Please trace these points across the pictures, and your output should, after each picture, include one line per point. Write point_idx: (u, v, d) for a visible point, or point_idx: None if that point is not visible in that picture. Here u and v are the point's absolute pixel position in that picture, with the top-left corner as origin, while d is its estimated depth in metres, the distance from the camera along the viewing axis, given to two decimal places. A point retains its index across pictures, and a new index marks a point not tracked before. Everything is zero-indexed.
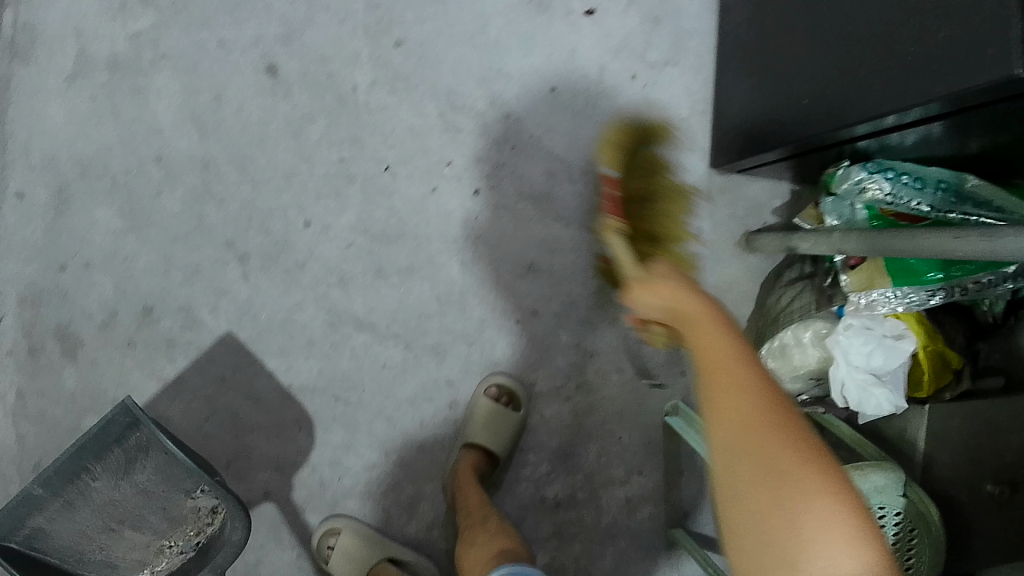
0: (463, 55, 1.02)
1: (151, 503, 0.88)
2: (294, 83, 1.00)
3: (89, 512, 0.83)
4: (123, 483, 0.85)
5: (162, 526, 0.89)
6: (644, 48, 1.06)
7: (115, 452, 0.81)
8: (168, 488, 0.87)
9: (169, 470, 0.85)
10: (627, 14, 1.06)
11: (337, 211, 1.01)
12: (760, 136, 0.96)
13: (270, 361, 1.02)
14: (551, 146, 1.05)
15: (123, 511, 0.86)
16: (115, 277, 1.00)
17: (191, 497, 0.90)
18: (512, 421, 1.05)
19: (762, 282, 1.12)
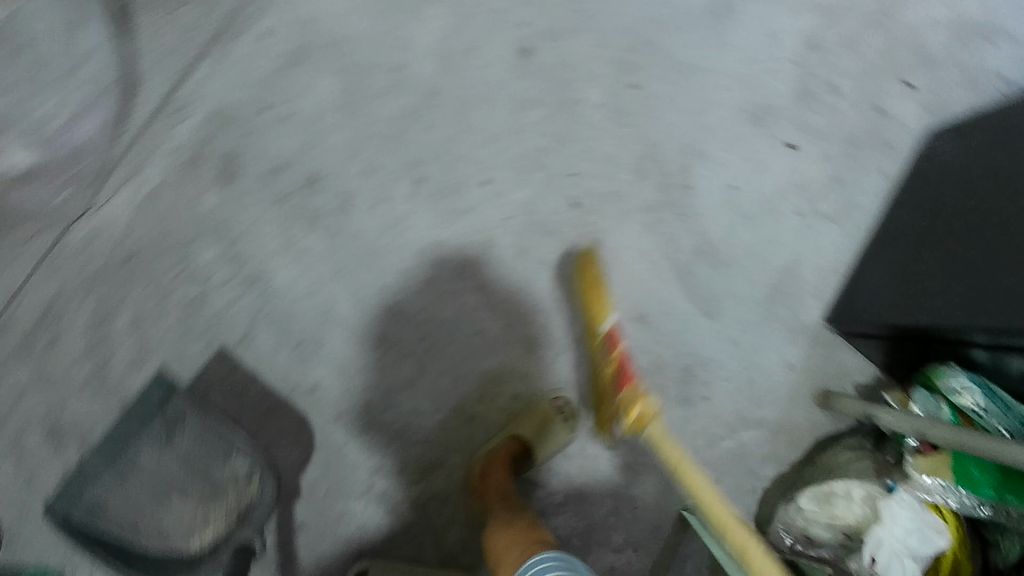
0: (677, 122, 1.13)
1: (199, 465, 1.00)
2: (540, 69, 1.09)
3: (143, 483, 0.99)
4: (166, 451, 1.00)
5: (204, 493, 1.00)
6: (818, 198, 1.19)
7: (156, 421, 1.01)
8: (205, 456, 1.00)
9: (207, 437, 1.00)
10: (819, 165, 1.19)
11: (515, 186, 1.09)
12: (884, 308, 1.07)
13: (388, 277, 1.08)
14: (709, 230, 1.14)
15: (172, 480, 1.00)
16: (303, 139, 1.07)
17: (225, 463, 1.01)
18: (561, 437, 1.09)
19: (818, 440, 1.20)
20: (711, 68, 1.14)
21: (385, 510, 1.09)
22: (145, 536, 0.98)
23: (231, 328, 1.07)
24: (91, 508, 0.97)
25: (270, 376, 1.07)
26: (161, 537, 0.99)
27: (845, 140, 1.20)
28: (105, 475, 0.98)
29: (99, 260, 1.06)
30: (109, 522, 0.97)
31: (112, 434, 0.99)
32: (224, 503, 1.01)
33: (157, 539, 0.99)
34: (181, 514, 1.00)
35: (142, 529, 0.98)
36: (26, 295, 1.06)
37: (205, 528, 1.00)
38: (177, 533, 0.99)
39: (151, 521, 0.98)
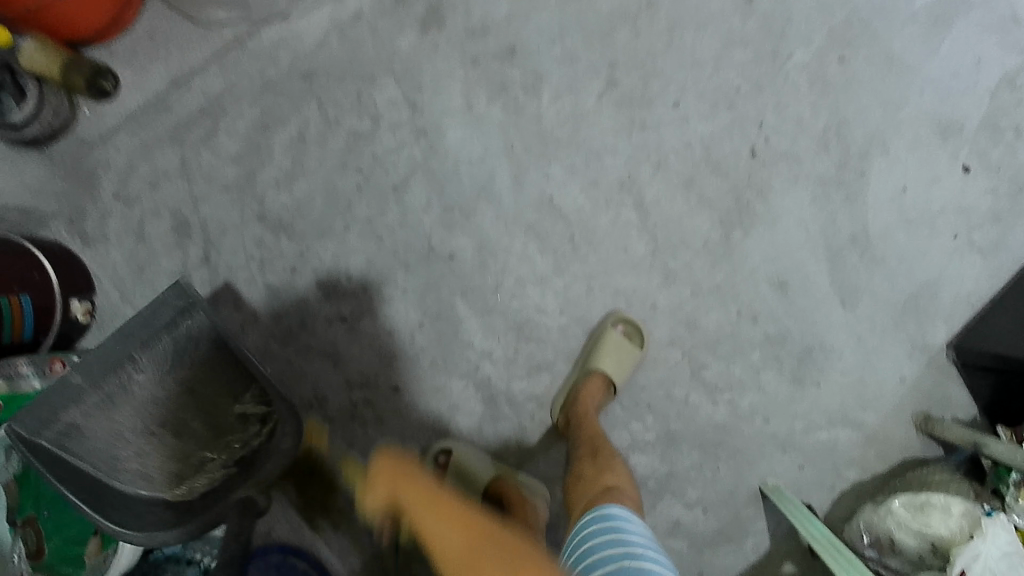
0: (868, 107, 1.13)
1: (206, 399, 0.88)
2: (757, 13, 1.10)
3: (133, 411, 0.83)
4: (167, 378, 0.85)
5: (205, 433, 0.88)
6: (977, 225, 1.16)
7: (163, 342, 0.84)
8: (216, 392, 0.88)
9: (219, 370, 0.88)
10: (989, 192, 1.16)
11: (703, 118, 1.08)
12: (1009, 345, 1.05)
13: (553, 169, 1.06)
14: (869, 220, 1.13)
15: (167, 413, 0.86)
16: (512, 9, 1.06)
17: (238, 401, 0.89)
18: (635, 358, 1.05)
19: (906, 459, 1.15)
20: (915, 68, 1.15)
21: (481, 397, 1.05)
22: (125, 473, 0.83)
23: (387, 173, 1.04)
24: (65, 431, 0.79)
25: (412, 231, 1.04)
26: (142, 481, 0.84)
27: (1013, 182, 1.16)
28: (96, 379, 0.81)
29: (279, 68, 1.03)
30: (83, 453, 0.80)
31: (116, 337, 0.81)
32: (224, 447, 0.88)
33: (139, 484, 0.83)
34: (169, 453, 0.86)
35: (122, 464, 0.83)
36: (196, 81, 1.02)
37: (198, 476, 0.86)
38: (160, 476, 0.85)
39: (131, 456, 0.83)
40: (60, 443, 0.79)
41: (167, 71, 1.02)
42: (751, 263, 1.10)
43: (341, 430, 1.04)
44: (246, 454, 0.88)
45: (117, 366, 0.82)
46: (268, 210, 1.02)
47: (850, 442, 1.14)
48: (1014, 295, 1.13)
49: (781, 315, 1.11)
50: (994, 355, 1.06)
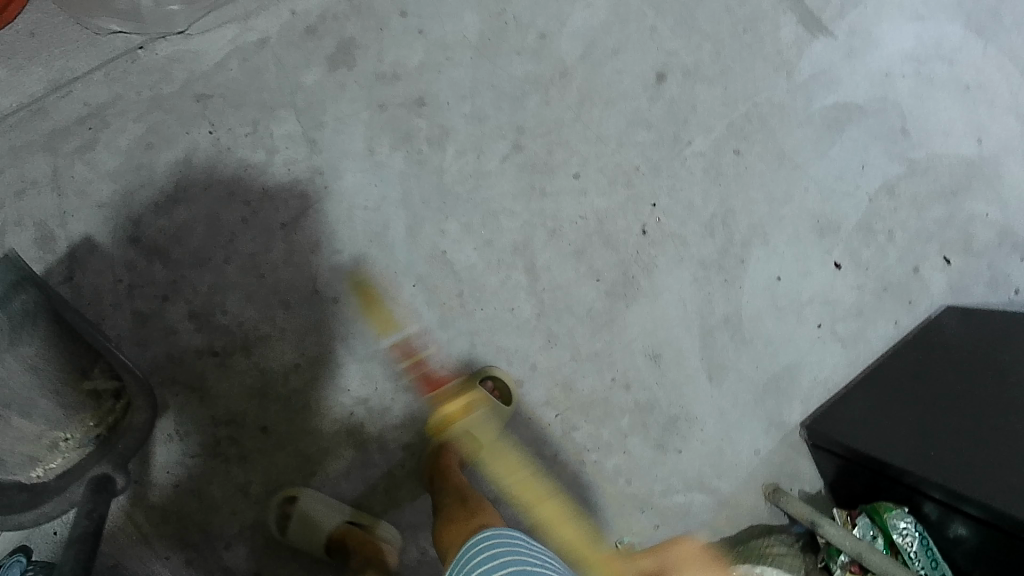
0: (756, 199, 1.20)
1: (56, 381, 0.90)
2: (665, 98, 1.14)
3: None
4: (8, 356, 0.86)
5: (54, 414, 0.91)
6: (839, 318, 1.26)
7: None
8: (59, 371, 0.90)
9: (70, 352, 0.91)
10: (853, 289, 1.27)
11: (602, 192, 1.12)
12: (850, 432, 1.14)
13: (450, 224, 1.07)
14: (744, 303, 1.21)
15: (12, 393, 0.87)
16: (425, 60, 1.05)
17: (87, 380, 0.93)
18: (501, 413, 1.10)
19: (752, 527, 1.22)
20: (803, 168, 1.23)
21: (352, 441, 1.06)
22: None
23: (276, 209, 1.01)
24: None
25: (297, 270, 1.02)
26: None
27: (879, 282, 1.28)
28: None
29: (170, 85, 0.98)
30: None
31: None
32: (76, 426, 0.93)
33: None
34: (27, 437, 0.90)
35: None
36: (77, 88, 0.96)
37: (53, 455, 0.92)
38: (14, 459, 0.90)
39: None
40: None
41: (46, 76, 0.96)
42: (630, 333, 1.15)
43: (201, 463, 1.02)
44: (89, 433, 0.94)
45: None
46: (144, 232, 0.98)
47: (701, 505, 1.21)
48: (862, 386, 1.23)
49: (651, 384, 1.17)
50: (841, 444, 1.14)
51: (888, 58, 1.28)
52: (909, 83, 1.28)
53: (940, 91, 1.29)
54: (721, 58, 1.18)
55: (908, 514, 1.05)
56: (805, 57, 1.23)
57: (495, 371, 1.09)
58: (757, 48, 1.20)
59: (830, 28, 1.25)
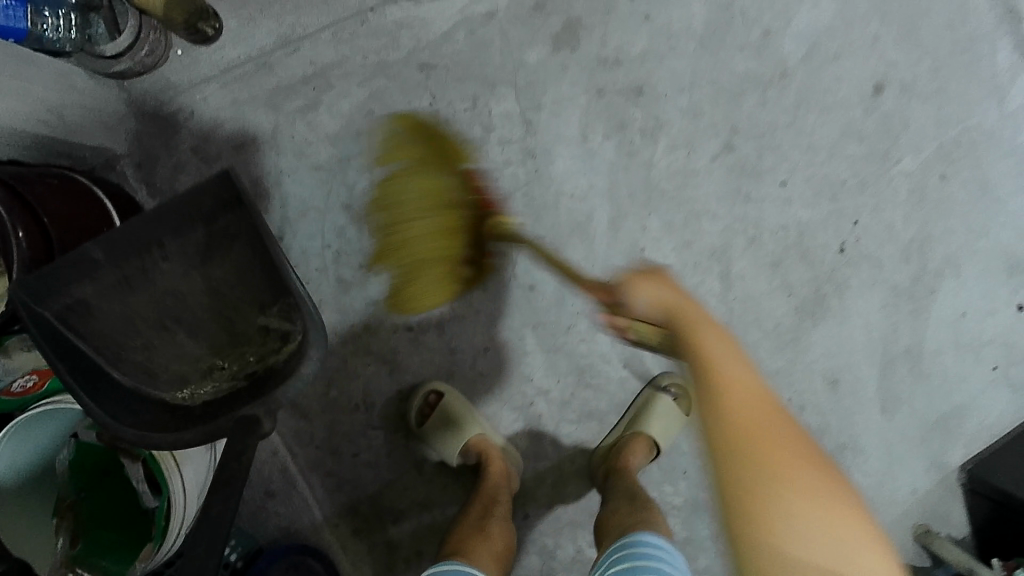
0: (953, 228, 1.15)
1: (233, 304, 0.77)
2: (879, 112, 1.09)
3: (146, 298, 0.73)
4: (194, 273, 0.75)
5: (220, 337, 0.77)
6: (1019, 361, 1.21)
7: (198, 230, 0.72)
8: (244, 294, 0.76)
9: (249, 275, 0.75)
10: None
11: (806, 204, 1.07)
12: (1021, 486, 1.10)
13: (652, 221, 1.03)
14: (927, 335, 1.16)
15: (187, 307, 0.76)
16: (648, 48, 1.01)
17: (262, 313, 0.76)
18: (680, 418, 1.04)
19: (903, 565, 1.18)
20: (1004, 200, 1.17)
21: (528, 432, 1.04)
22: (127, 363, 0.72)
23: (485, 189, 0.99)
24: (73, 306, 0.68)
25: (498, 253, 1.00)
26: (143, 375, 0.73)
27: None
28: (77, 267, 0.68)
29: (397, 52, 0.96)
30: (91, 333, 0.69)
31: (138, 221, 0.68)
32: (230, 353, 0.77)
33: (141, 378, 0.73)
34: (183, 355, 0.76)
35: (127, 355, 0.73)
36: (306, 45, 0.94)
37: (205, 381, 0.76)
38: (165, 375, 0.75)
39: (138, 349, 0.73)
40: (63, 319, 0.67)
41: (277, 29, 0.93)
42: (812, 354, 1.11)
43: (380, 438, 1.01)
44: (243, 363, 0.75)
45: (79, 270, 0.68)
46: (356, 200, 0.97)
47: None
48: None
49: (824, 408, 1.13)
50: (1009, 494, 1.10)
51: None
52: None
53: None
54: (939, 76, 1.12)
55: None
56: None
57: (680, 381, 1.05)
58: (976, 69, 1.14)
59: None
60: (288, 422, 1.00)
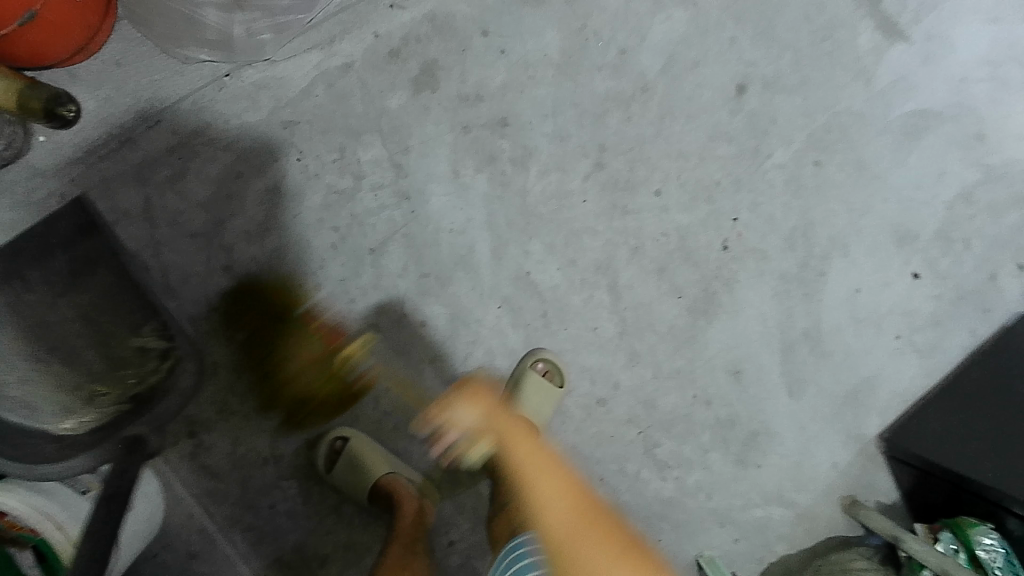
0: (834, 210, 1.19)
1: (106, 330, 0.87)
2: (744, 110, 1.13)
3: (22, 334, 0.83)
4: (61, 300, 0.86)
5: (97, 364, 0.86)
6: (917, 328, 1.24)
7: (59, 257, 0.88)
8: (116, 318, 0.88)
9: (120, 297, 0.89)
10: (931, 300, 1.25)
11: (683, 208, 1.11)
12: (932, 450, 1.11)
13: (534, 245, 1.06)
14: (823, 316, 1.20)
15: (57, 337, 0.85)
16: (508, 79, 1.04)
17: (137, 333, 0.88)
18: (555, 395, 1.06)
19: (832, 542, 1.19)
20: (881, 178, 1.21)
21: (439, 463, 1.06)
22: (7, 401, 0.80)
23: (364, 235, 1.01)
24: None
25: (385, 295, 1.03)
26: (23, 409, 0.81)
27: (956, 289, 1.25)
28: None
29: (258, 112, 0.97)
30: None
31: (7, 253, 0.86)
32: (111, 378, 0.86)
33: (20, 412, 0.80)
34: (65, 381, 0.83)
35: (0, 390, 0.80)
36: (166, 118, 0.96)
37: (86, 410, 0.83)
38: (45, 408, 0.82)
39: (14, 386, 0.81)
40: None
41: (135, 105, 0.95)
42: (710, 351, 1.14)
43: (293, 489, 1.03)
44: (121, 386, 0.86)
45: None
46: (236, 261, 0.98)
47: (782, 520, 1.18)
48: (941, 398, 1.21)
49: (732, 399, 1.16)
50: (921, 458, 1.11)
51: (967, 60, 1.24)
52: (984, 87, 1.25)
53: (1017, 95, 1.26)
54: (801, 68, 1.15)
55: (993, 530, 1.02)
56: (883, 62, 1.20)
57: (546, 357, 1.06)
58: (836, 55, 1.18)
59: (909, 31, 1.21)
60: (199, 485, 1.01)
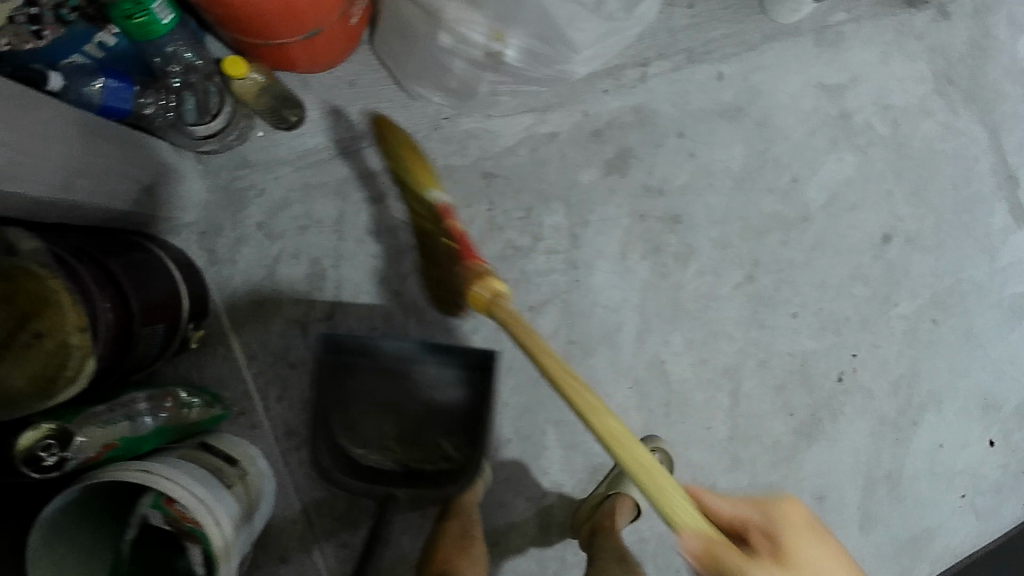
0: (940, 368, 1.25)
1: (425, 417, 1.00)
2: (885, 258, 1.20)
3: (393, 386, 0.98)
4: (444, 385, 0.98)
5: (417, 443, 0.99)
6: (989, 496, 1.27)
7: (462, 359, 0.96)
8: (454, 415, 0.99)
9: (455, 415, 0.99)
10: (1007, 471, 1.28)
11: (812, 334, 1.17)
12: None
13: (675, 337, 1.11)
14: (908, 463, 1.24)
15: (408, 405, 0.99)
16: (690, 181, 1.11)
17: (445, 441, 0.99)
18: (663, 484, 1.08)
19: None
20: (985, 348, 1.27)
21: (537, 521, 1.09)
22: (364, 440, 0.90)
23: (528, 292, 1.06)
24: (345, 364, 0.95)
25: (531, 352, 1.06)
26: (349, 430, 0.99)
27: None
28: (363, 346, 0.93)
29: (463, 158, 1.03)
30: (350, 379, 0.96)
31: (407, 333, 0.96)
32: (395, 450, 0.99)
33: (346, 424, 0.99)
34: (378, 430, 1.00)
35: (349, 410, 0.98)
36: (379, 143, 1.01)
37: (377, 456, 0.99)
38: (363, 437, 0.99)
39: (360, 407, 0.98)
40: (338, 370, 0.95)
41: (355, 125, 1.00)
42: (803, 472, 1.19)
43: (394, 513, 1.05)
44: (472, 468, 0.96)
45: (364, 349, 0.94)
46: (406, 289, 1.02)
47: None
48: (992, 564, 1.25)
49: (812, 523, 1.19)
50: None
51: None
52: None
53: None
54: (941, 232, 1.23)
55: None
56: (1009, 243, 1.27)
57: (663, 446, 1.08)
58: (971, 228, 1.25)
59: None
60: (312, 491, 1.02)
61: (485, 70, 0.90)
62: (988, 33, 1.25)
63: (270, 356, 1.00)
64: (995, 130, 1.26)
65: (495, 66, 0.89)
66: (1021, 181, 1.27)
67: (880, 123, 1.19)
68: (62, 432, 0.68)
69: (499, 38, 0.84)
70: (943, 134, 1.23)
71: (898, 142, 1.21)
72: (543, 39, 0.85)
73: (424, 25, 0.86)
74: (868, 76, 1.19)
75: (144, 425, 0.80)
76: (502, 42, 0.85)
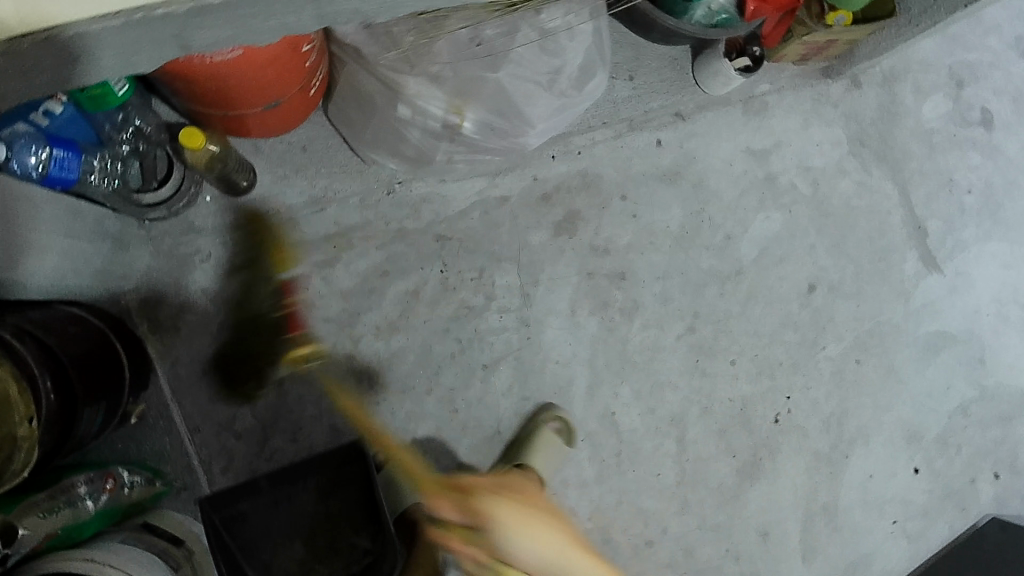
0: (865, 406, 1.33)
1: (323, 522, 0.81)
2: (812, 307, 1.30)
3: (280, 524, 0.81)
4: (323, 498, 0.82)
5: (305, 559, 0.81)
6: (921, 523, 1.33)
7: (330, 468, 0.83)
8: (352, 521, 0.82)
9: (355, 504, 0.82)
10: (940, 499, 1.34)
11: (749, 380, 1.25)
12: None
13: (624, 388, 1.16)
14: (846, 497, 1.29)
15: (305, 525, 0.81)
16: (634, 239, 1.17)
17: (364, 534, 0.82)
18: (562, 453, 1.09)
19: None
20: (909, 384, 1.35)
21: None
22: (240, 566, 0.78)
23: (481, 351, 1.08)
24: (233, 516, 0.81)
25: (487, 410, 1.08)
26: None
27: (957, 498, 1.35)
28: (247, 488, 0.82)
29: (416, 222, 1.06)
30: (235, 537, 0.80)
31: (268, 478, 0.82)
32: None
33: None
34: (292, 567, 0.80)
35: (252, 560, 0.79)
36: (331, 208, 1.02)
37: None
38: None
39: (258, 558, 0.80)
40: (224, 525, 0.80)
41: (309, 190, 1.01)
42: (747, 509, 1.23)
43: None
44: (388, 544, 0.83)
45: (245, 489, 0.82)
46: (359, 352, 1.03)
47: None
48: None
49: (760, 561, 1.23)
50: None
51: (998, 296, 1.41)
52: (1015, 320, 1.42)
53: (1016, 334, 1.42)
54: (860, 280, 1.34)
55: None
56: (920, 288, 1.37)
57: (564, 416, 1.10)
58: (886, 275, 1.35)
59: (943, 265, 1.38)
60: None
61: (442, 140, 0.93)
62: (895, 99, 1.37)
63: (219, 426, 0.98)
64: (903, 185, 1.38)
65: (453, 136, 0.92)
66: (928, 232, 1.38)
67: (802, 183, 1.30)
68: (3, 527, 0.67)
69: (457, 112, 0.87)
70: (858, 191, 1.34)
71: (818, 199, 1.31)
72: (498, 113, 0.89)
73: (381, 97, 0.88)
74: (790, 140, 1.30)
75: (85, 510, 0.78)
76: (460, 116, 0.88)
